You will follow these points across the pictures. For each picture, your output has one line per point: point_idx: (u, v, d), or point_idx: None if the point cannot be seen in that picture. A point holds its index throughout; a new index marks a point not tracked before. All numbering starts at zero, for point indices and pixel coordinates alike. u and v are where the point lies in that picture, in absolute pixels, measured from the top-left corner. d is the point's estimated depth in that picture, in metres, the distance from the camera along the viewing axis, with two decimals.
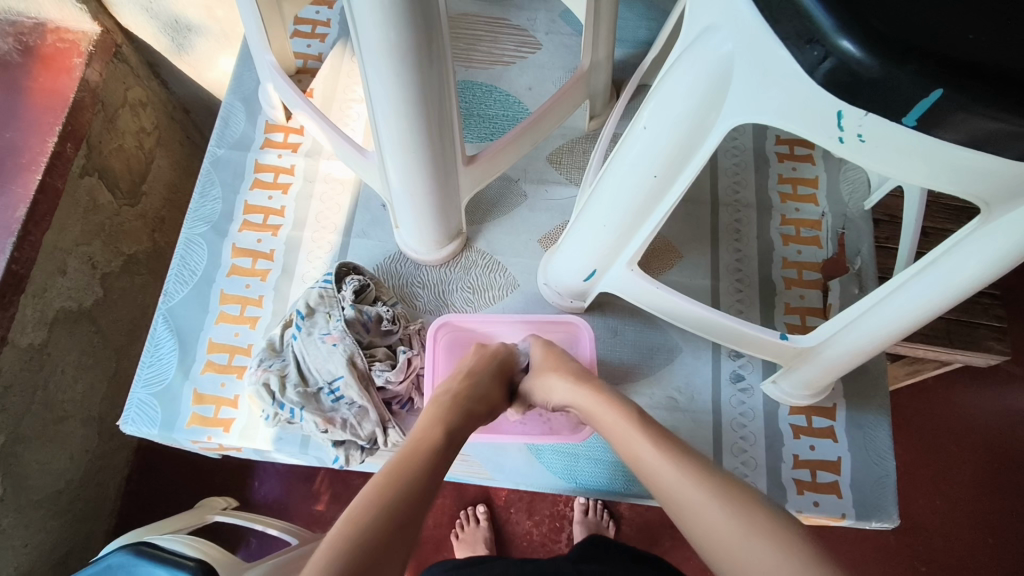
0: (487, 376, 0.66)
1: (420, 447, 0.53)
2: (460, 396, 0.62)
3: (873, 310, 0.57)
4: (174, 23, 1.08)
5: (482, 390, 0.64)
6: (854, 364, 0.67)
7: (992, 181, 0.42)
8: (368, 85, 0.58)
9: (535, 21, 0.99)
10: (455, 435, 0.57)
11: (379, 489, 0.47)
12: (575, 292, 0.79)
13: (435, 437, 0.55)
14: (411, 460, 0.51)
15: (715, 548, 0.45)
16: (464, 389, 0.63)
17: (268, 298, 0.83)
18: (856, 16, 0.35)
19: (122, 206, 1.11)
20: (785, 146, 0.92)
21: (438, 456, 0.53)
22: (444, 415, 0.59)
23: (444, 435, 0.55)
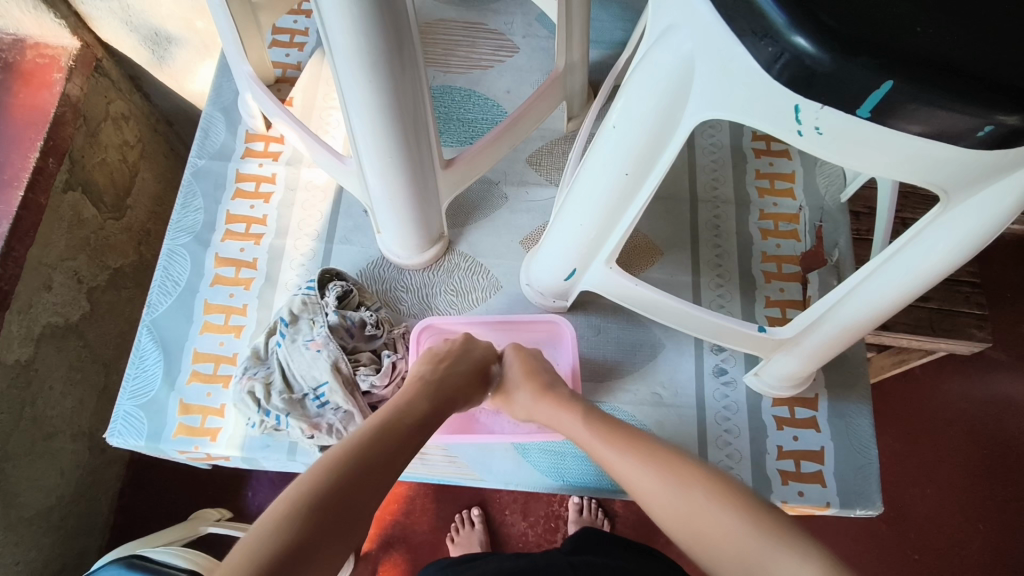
0: (452, 380, 0.68)
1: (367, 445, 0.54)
2: (420, 400, 0.63)
3: (843, 300, 0.58)
4: (154, 35, 1.09)
5: (443, 392, 0.66)
6: (826, 355, 0.68)
7: (950, 171, 0.42)
8: (343, 92, 0.59)
9: (512, 24, 1.00)
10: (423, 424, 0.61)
11: (307, 486, 0.48)
12: (563, 292, 0.79)
13: (382, 438, 0.56)
14: (352, 458, 0.52)
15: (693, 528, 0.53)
16: (439, 389, 0.66)
17: (252, 307, 0.83)
18: (807, 13, 0.36)
19: (106, 220, 1.10)
20: (761, 142, 0.94)
21: (383, 456, 0.54)
22: (417, 406, 0.62)
23: (392, 434, 0.57)
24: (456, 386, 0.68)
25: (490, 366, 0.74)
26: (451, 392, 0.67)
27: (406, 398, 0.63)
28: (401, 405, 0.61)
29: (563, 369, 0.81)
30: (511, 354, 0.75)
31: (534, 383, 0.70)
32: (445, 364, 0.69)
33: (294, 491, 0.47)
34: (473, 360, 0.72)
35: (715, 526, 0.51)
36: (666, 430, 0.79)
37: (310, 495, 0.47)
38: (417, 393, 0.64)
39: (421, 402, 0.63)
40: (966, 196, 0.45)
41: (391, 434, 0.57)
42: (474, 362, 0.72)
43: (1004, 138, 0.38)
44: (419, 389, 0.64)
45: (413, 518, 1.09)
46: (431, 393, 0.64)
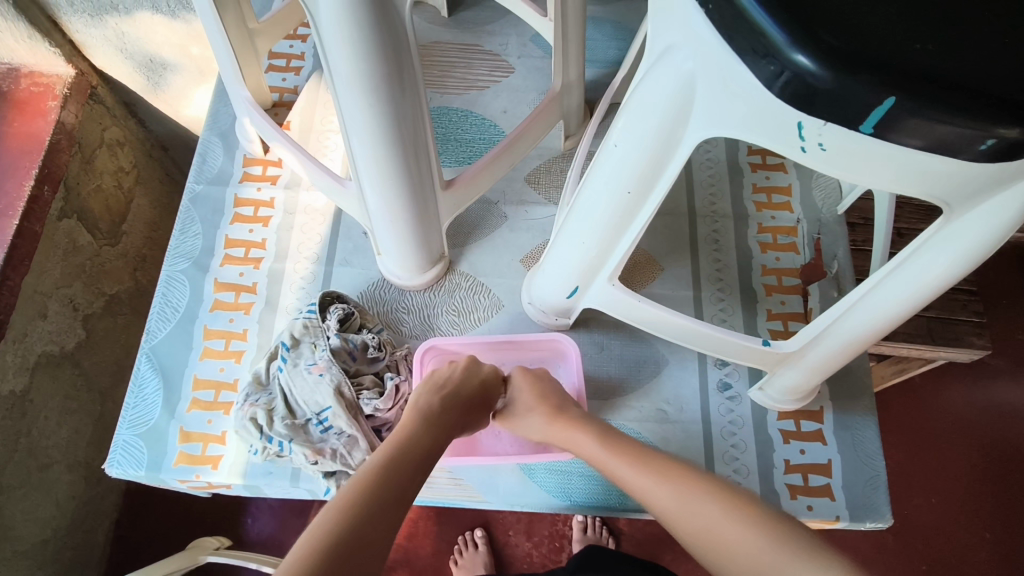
0: (453, 411, 0.67)
1: (370, 492, 0.52)
2: (424, 433, 0.62)
3: (848, 315, 0.58)
4: (149, 61, 1.11)
5: (445, 423, 0.65)
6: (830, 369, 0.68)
7: (953, 183, 0.43)
8: (343, 116, 0.59)
9: (506, 45, 1.01)
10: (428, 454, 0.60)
11: (321, 533, 0.47)
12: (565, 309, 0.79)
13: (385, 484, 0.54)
14: (361, 503, 0.50)
15: (711, 544, 0.53)
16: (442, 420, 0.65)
17: (253, 331, 0.83)
18: (807, 31, 0.37)
19: (102, 246, 1.10)
20: (757, 156, 0.94)
21: (388, 504, 0.52)
22: (420, 435, 0.61)
23: (393, 477, 0.55)
24: (457, 417, 0.67)
25: (494, 394, 0.74)
26: (450, 424, 0.66)
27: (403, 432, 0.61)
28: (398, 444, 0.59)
29: (569, 387, 0.80)
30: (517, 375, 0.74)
31: (541, 406, 0.70)
32: (443, 394, 0.68)
33: (306, 543, 0.46)
34: (480, 384, 0.72)
35: (728, 539, 0.52)
36: (672, 446, 0.78)
37: (322, 546, 0.46)
38: (415, 428, 0.62)
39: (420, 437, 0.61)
40: (969, 207, 0.45)
41: (393, 476, 0.55)
42: (476, 393, 0.71)
43: (1005, 152, 0.39)
44: (416, 423, 0.63)
45: (415, 541, 1.08)
46: (433, 423, 0.64)
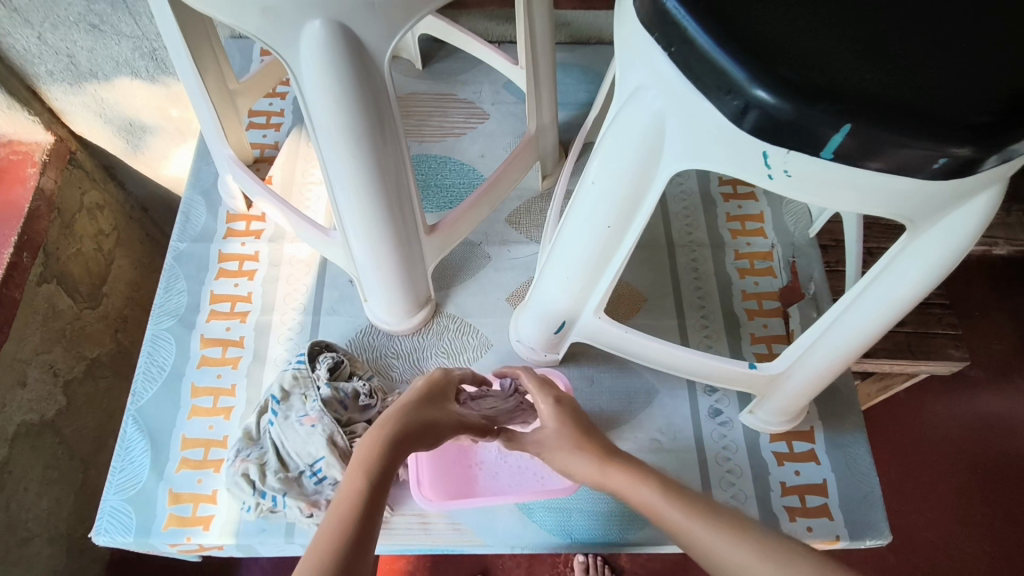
0: (409, 424, 0.60)
1: (335, 546, 0.45)
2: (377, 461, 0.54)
3: (826, 329, 0.60)
4: (129, 125, 1.13)
5: (400, 442, 0.58)
6: (816, 387, 0.69)
7: (914, 202, 0.45)
8: (326, 166, 0.60)
9: (480, 93, 1.04)
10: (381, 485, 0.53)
11: None
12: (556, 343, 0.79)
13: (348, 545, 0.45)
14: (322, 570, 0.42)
15: None
16: (393, 442, 0.57)
17: (241, 386, 0.82)
18: (764, 69, 0.40)
19: (82, 309, 1.09)
20: (728, 186, 0.98)
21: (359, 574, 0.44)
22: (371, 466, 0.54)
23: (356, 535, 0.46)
24: (420, 433, 0.61)
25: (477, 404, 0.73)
26: (411, 436, 0.59)
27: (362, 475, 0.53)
28: (359, 492, 0.51)
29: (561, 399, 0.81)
30: (543, 404, 0.70)
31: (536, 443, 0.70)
32: (403, 419, 0.60)
33: None
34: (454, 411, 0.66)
35: None
36: (669, 476, 0.78)
37: None
38: (376, 464, 0.54)
39: (381, 468, 0.54)
40: (932, 222, 0.48)
41: (356, 533, 0.46)
42: (440, 413, 0.64)
43: (958, 171, 0.41)
44: (374, 459, 0.55)
45: None
46: (383, 446, 0.56)
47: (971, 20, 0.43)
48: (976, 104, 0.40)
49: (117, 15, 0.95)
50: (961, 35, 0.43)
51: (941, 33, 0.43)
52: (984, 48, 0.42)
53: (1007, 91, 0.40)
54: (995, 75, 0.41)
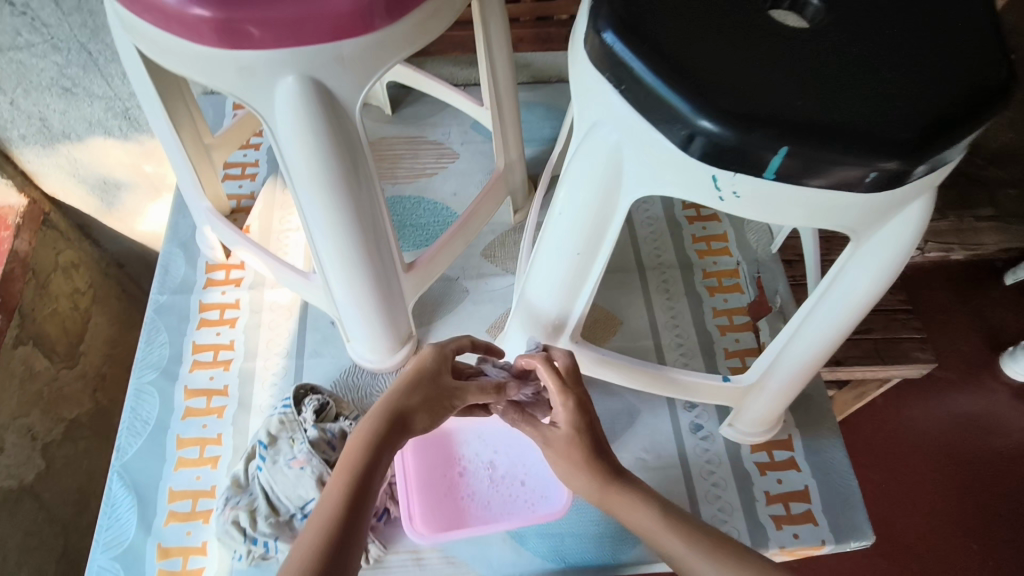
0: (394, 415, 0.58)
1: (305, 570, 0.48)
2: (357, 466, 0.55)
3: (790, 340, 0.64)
4: (103, 182, 1.14)
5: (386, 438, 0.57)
6: (788, 396, 0.72)
7: (856, 213, 0.49)
8: (303, 212, 0.63)
9: (449, 134, 1.08)
10: (360, 493, 0.54)
11: None
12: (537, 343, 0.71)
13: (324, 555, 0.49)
14: None
15: None
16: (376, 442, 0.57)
17: (227, 434, 0.82)
18: (707, 100, 0.43)
19: (59, 369, 1.08)
20: (692, 209, 1.02)
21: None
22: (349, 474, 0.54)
23: (327, 554, 0.50)
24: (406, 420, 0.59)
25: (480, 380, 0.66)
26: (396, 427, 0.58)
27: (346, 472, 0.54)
28: (339, 500, 0.53)
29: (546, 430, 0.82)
30: (562, 408, 0.62)
31: None
32: (390, 409, 0.59)
33: None
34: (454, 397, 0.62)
35: None
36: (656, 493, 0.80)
37: None
38: (358, 465, 0.55)
39: (361, 471, 0.55)
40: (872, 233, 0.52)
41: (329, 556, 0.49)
42: (432, 395, 0.61)
43: (893, 182, 0.44)
44: (356, 457, 0.55)
45: None
46: (364, 449, 0.56)
47: (900, 42, 0.47)
48: (902, 119, 0.43)
49: (89, 78, 0.97)
50: (893, 54, 0.46)
51: (871, 56, 0.46)
52: (915, 64, 0.46)
53: (934, 105, 0.44)
54: (924, 90, 0.45)
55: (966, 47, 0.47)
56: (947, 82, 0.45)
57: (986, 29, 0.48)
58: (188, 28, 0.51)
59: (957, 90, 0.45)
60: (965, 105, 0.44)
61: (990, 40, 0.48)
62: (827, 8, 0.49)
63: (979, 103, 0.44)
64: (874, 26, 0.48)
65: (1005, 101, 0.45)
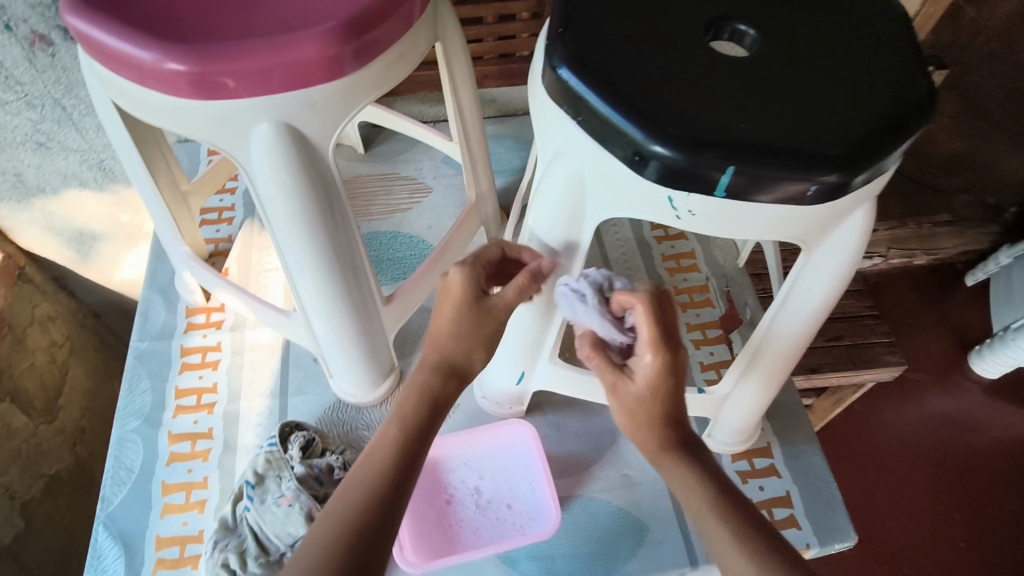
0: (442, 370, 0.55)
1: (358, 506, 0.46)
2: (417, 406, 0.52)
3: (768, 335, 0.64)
4: (79, 235, 1.15)
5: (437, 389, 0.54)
6: (768, 396, 0.72)
7: (804, 225, 0.52)
8: (282, 252, 0.65)
9: (421, 170, 1.11)
10: (418, 433, 0.51)
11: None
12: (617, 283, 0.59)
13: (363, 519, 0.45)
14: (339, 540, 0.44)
15: None
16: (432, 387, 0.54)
17: (213, 477, 0.82)
18: (658, 128, 0.46)
19: (38, 424, 1.06)
20: (660, 230, 1.06)
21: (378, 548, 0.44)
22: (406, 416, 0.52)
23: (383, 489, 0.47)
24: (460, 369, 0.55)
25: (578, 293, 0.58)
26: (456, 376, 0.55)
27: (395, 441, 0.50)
28: (396, 441, 0.50)
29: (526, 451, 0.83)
30: (649, 365, 0.55)
31: None
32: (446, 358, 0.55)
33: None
34: None
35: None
36: (644, 508, 0.81)
37: None
38: (416, 408, 0.52)
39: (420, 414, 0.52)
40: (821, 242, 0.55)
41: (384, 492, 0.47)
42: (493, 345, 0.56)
43: (835, 193, 0.48)
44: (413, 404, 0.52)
45: None
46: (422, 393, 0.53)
47: (831, 66, 0.51)
48: (837, 137, 0.47)
49: (63, 132, 1.01)
50: (825, 78, 0.50)
51: (806, 80, 0.50)
52: (846, 87, 0.50)
53: (866, 123, 0.48)
54: (855, 109, 0.48)
55: (891, 68, 0.51)
56: (875, 101, 0.49)
57: (908, 52, 0.53)
58: (162, 82, 0.53)
59: (884, 108, 0.49)
60: (894, 120, 0.48)
61: (911, 62, 0.52)
62: (763, 40, 0.53)
63: (906, 118, 0.48)
64: (806, 54, 0.52)
65: (930, 116, 0.49)
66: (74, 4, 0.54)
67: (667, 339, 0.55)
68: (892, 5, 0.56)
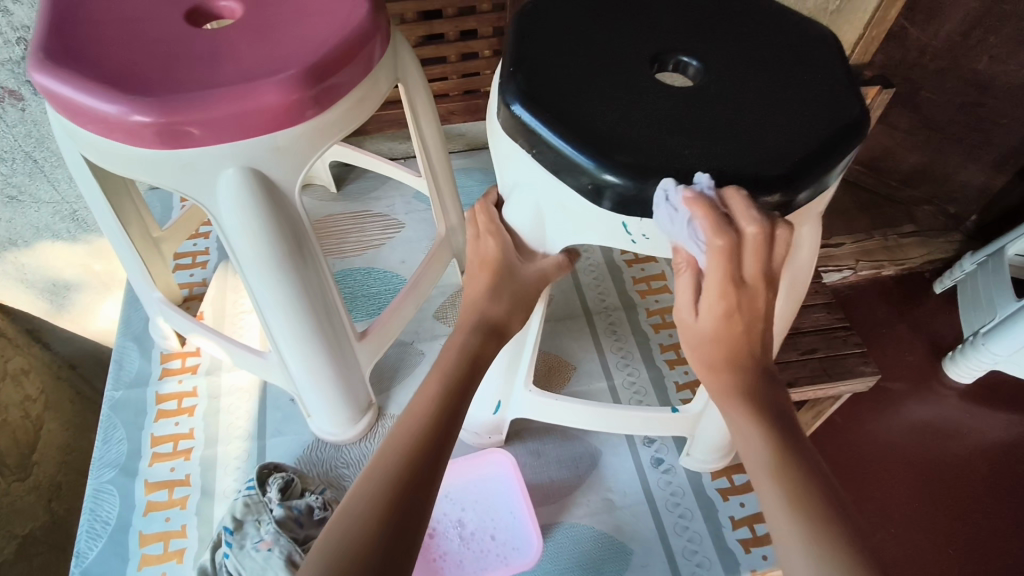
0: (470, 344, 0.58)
1: (415, 436, 0.49)
2: (460, 363, 0.56)
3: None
4: (52, 285, 1.16)
5: (467, 355, 0.57)
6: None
7: None
8: (254, 294, 0.65)
9: (394, 206, 1.13)
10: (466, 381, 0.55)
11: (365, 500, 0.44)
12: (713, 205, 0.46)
13: (394, 490, 0.45)
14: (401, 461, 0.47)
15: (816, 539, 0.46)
16: (469, 350, 0.57)
17: (191, 525, 0.81)
18: (608, 158, 0.49)
19: (10, 482, 1.04)
20: (630, 253, 1.08)
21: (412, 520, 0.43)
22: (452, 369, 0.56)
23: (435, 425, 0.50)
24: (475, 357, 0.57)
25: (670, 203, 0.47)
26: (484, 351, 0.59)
27: (418, 420, 0.50)
28: (443, 387, 0.54)
29: (506, 480, 0.83)
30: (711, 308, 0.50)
31: None
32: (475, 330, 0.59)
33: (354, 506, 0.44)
34: None
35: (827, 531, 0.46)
36: (627, 531, 0.81)
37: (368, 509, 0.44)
38: (460, 363, 0.56)
39: (465, 368, 0.56)
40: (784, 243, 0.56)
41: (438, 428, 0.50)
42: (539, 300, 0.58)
43: (783, 213, 0.50)
44: (457, 359, 0.57)
45: None
46: (461, 352, 0.57)
47: (770, 92, 0.54)
48: (779, 158, 0.49)
49: (35, 184, 1.02)
50: (765, 104, 0.53)
51: (747, 105, 0.53)
52: (785, 111, 0.53)
53: (805, 145, 0.50)
54: (794, 131, 0.51)
55: (826, 91, 0.54)
56: (811, 124, 0.52)
57: (840, 76, 0.56)
58: (127, 133, 0.54)
59: (821, 129, 0.51)
60: (830, 141, 0.51)
61: (844, 85, 0.55)
62: (705, 70, 0.56)
63: (841, 138, 0.51)
64: (746, 82, 0.55)
65: (863, 135, 0.52)
66: (39, 63, 0.55)
67: (733, 291, 0.48)
68: (823, 33, 0.60)
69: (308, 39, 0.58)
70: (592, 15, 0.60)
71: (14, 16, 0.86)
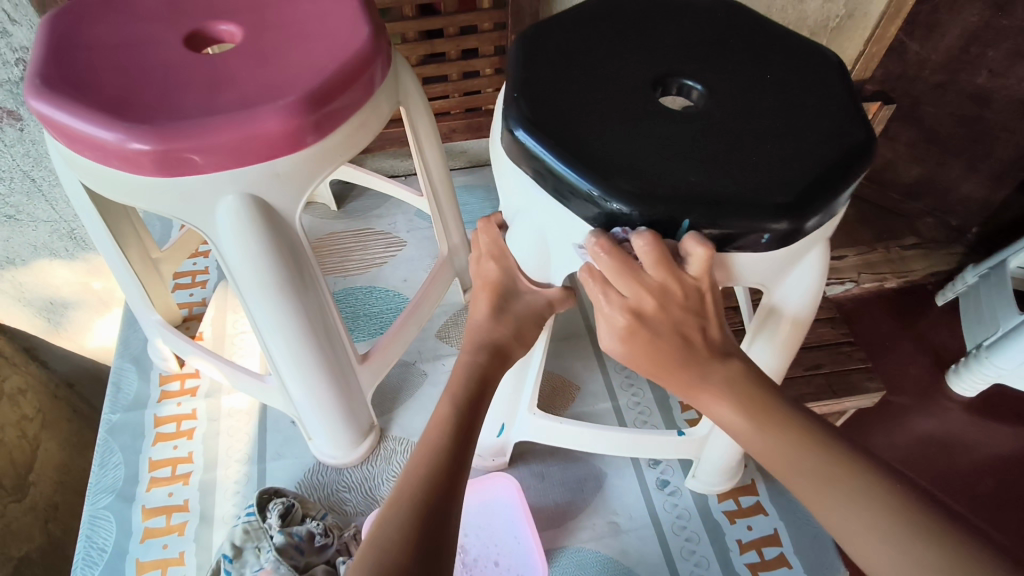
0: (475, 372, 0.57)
1: (428, 466, 0.48)
2: (466, 391, 0.55)
3: (774, 300, 0.60)
4: (49, 304, 1.16)
5: (473, 383, 0.56)
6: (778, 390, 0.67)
7: (765, 269, 0.54)
8: (254, 318, 0.64)
9: (395, 224, 1.13)
10: (475, 407, 0.54)
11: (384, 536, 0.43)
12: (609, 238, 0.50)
13: (411, 538, 0.43)
14: (415, 494, 0.46)
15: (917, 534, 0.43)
16: (472, 377, 0.56)
17: (189, 552, 0.79)
18: (612, 184, 0.48)
19: (6, 504, 1.01)
20: None
21: None
22: (459, 395, 0.54)
23: (449, 456, 0.49)
24: (481, 384, 0.56)
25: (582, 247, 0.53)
26: (489, 377, 0.57)
27: (429, 458, 0.49)
28: (452, 413, 0.53)
29: (507, 506, 0.81)
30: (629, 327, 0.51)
31: None
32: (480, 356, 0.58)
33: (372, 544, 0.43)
34: None
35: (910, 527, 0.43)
36: (632, 556, 0.79)
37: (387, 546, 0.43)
38: (466, 389, 0.55)
39: (473, 394, 0.55)
40: (790, 269, 0.56)
41: (451, 458, 0.49)
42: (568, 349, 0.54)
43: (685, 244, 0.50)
44: (464, 384, 0.55)
45: None
46: (466, 379, 0.56)
47: (775, 115, 0.54)
48: (786, 183, 0.49)
49: (32, 204, 1.02)
50: (770, 127, 0.53)
51: (753, 130, 0.52)
52: (791, 135, 0.52)
53: (812, 169, 0.50)
54: (800, 155, 0.51)
55: (832, 115, 0.54)
56: (818, 149, 0.51)
57: (845, 99, 0.56)
58: (126, 160, 0.53)
59: (827, 155, 0.51)
60: (838, 165, 0.50)
61: (850, 109, 0.55)
62: (708, 94, 0.55)
63: (848, 164, 0.50)
64: (751, 105, 0.54)
65: (869, 160, 0.52)
66: (36, 90, 0.55)
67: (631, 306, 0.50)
68: (828, 56, 0.60)
69: (309, 63, 0.58)
70: (594, 38, 0.59)
71: (13, 37, 0.86)
